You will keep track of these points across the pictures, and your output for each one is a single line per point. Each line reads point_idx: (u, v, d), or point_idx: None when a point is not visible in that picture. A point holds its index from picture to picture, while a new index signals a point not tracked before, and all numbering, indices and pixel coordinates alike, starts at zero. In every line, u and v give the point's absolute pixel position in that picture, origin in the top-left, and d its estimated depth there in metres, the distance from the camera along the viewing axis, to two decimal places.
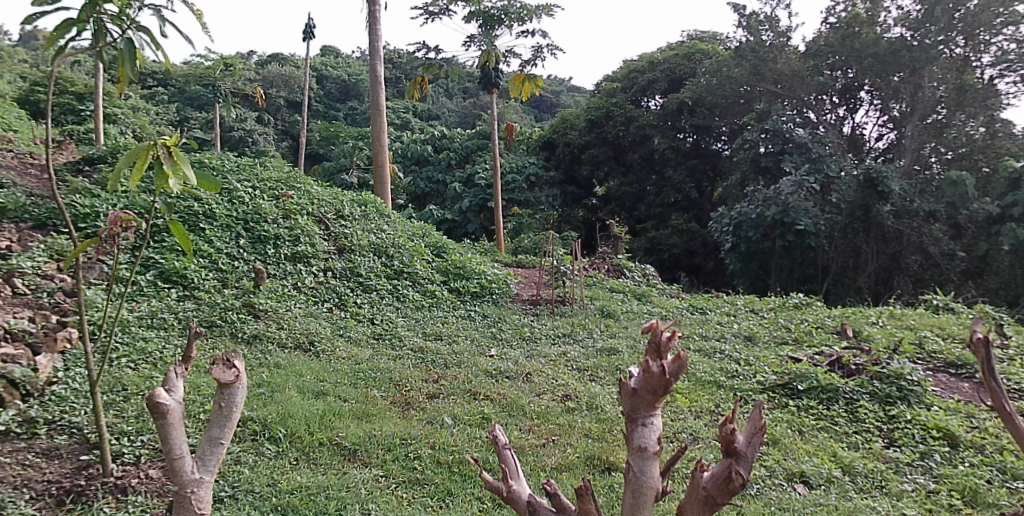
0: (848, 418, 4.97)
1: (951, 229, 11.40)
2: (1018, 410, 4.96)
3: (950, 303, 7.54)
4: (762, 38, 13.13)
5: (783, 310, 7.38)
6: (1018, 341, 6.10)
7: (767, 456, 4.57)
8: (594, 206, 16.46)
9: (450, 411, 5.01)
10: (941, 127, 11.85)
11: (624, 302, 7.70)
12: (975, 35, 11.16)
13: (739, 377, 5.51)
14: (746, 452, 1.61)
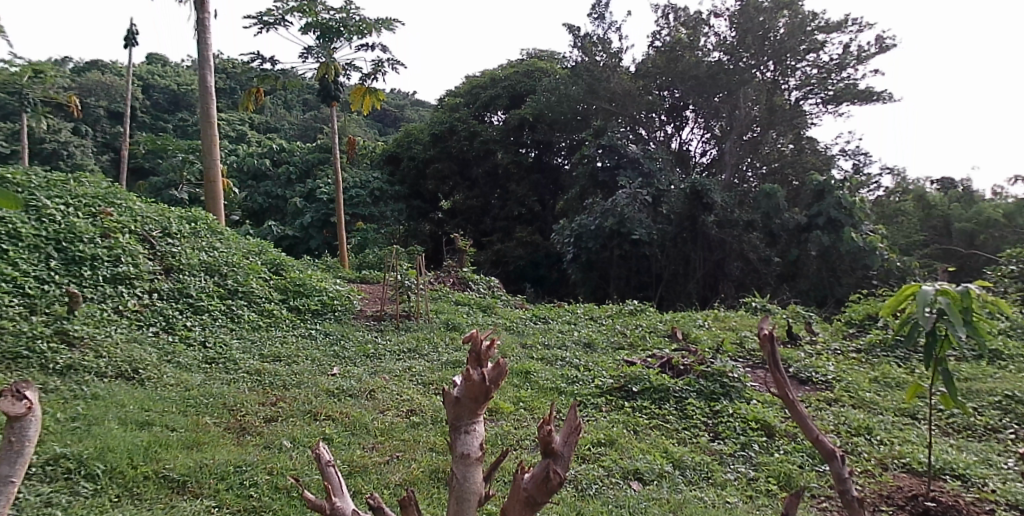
0: (678, 415, 5.26)
1: (767, 237, 12.48)
2: (820, 399, 5.47)
3: (766, 305, 8.23)
4: (596, 59, 13.88)
5: (620, 316, 7.76)
6: (824, 337, 6.74)
7: (605, 456, 4.73)
8: (441, 220, 16.28)
9: (289, 434, 4.79)
10: (756, 143, 13.20)
11: (470, 315, 7.76)
12: (783, 60, 12.78)
13: (579, 381, 5.69)
14: (564, 450, 1.44)
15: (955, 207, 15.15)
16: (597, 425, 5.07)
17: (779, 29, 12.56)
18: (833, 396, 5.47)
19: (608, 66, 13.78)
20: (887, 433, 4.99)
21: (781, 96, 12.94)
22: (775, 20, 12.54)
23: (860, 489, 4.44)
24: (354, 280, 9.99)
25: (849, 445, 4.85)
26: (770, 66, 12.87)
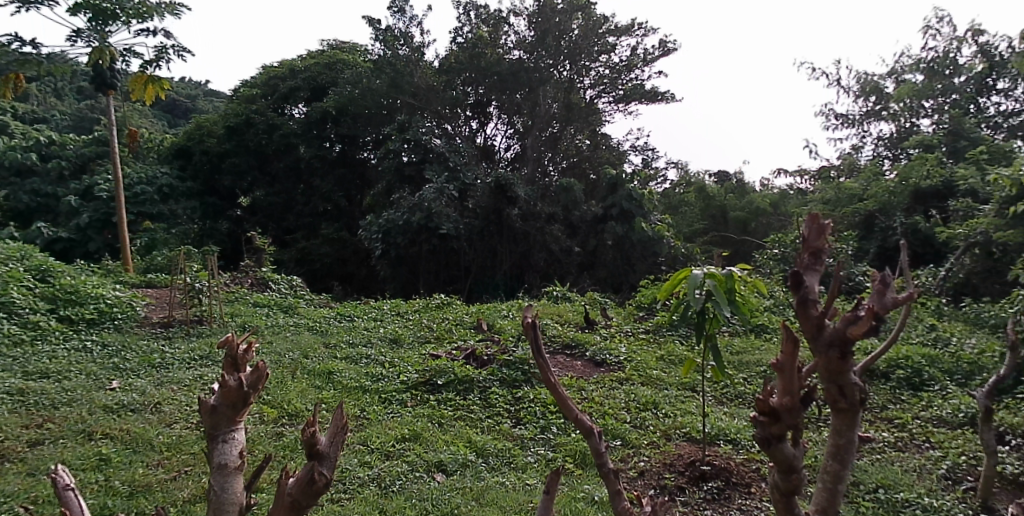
0: (481, 404, 5.38)
1: (567, 228, 13.13)
2: (616, 379, 5.84)
3: (566, 293, 8.66)
4: (399, 52, 13.92)
5: (427, 310, 7.82)
6: (616, 321, 7.23)
7: (409, 452, 4.72)
8: (239, 217, 15.86)
9: (58, 457, 4.32)
10: (555, 139, 14.02)
11: (268, 317, 7.45)
12: (578, 60, 13.60)
13: (383, 379, 5.72)
14: (331, 452, 1.31)
15: (730, 198, 16.37)
16: (401, 421, 5.08)
17: (574, 30, 13.35)
18: (624, 376, 5.85)
19: (410, 60, 13.94)
20: (671, 406, 5.41)
21: (577, 94, 13.81)
22: (569, 21, 13.28)
23: (647, 460, 4.78)
24: (140, 285, 9.31)
25: (638, 420, 5.22)
26: (566, 65, 13.65)
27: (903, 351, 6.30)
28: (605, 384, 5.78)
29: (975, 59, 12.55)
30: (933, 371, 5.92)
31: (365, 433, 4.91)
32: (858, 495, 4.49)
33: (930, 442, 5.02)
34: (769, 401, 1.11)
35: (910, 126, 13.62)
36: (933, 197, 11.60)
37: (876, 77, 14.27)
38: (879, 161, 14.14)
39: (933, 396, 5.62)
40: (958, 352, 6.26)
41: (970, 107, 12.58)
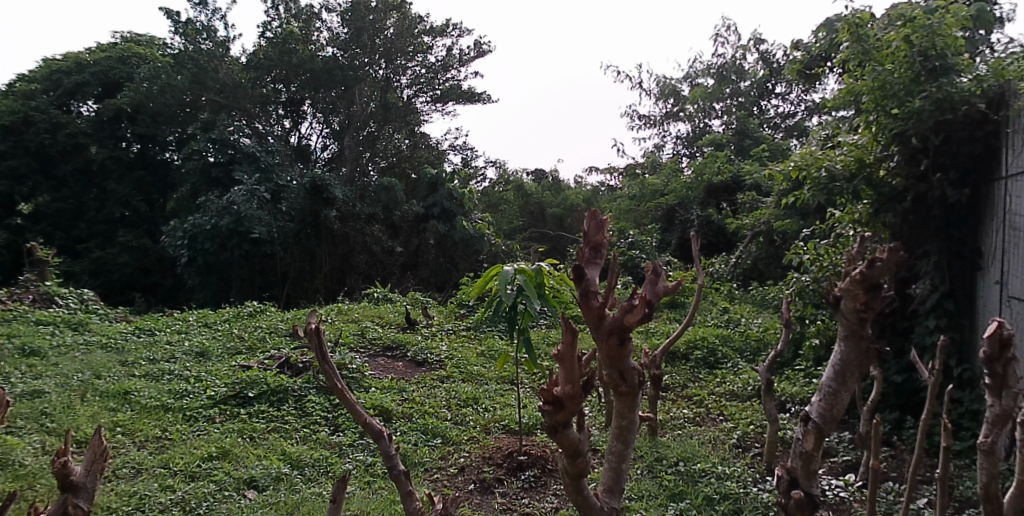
0: (297, 414, 5.28)
1: (388, 229, 13.42)
2: (436, 377, 5.92)
3: (387, 294, 8.83)
4: (201, 47, 13.90)
5: (238, 320, 7.53)
6: (437, 319, 7.42)
7: (217, 470, 4.46)
8: (19, 226, 14.23)
9: None
10: (372, 139, 14.73)
11: (53, 335, 6.77)
12: (394, 59, 14.52)
13: (188, 395, 5.45)
14: (87, 482, 1.39)
15: (546, 195, 17.61)
16: (208, 438, 4.83)
17: (389, 29, 14.28)
18: (445, 373, 5.94)
19: (213, 55, 13.87)
20: (490, 400, 5.56)
21: (393, 93, 14.80)
22: (384, 20, 14.22)
23: (467, 455, 4.85)
24: None
25: (458, 416, 5.32)
26: (382, 64, 14.47)
27: (700, 333, 6.89)
28: (427, 383, 5.86)
29: (757, 66, 14.19)
30: (726, 350, 6.50)
31: (166, 456, 4.57)
32: (662, 469, 4.81)
33: (723, 415, 5.48)
34: (554, 391, 1.20)
35: (703, 126, 14.89)
36: (723, 192, 12.96)
37: (673, 81, 15.59)
38: (677, 158, 15.48)
39: (729, 373, 6.15)
40: (747, 330, 6.96)
41: (753, 109, 14.18)
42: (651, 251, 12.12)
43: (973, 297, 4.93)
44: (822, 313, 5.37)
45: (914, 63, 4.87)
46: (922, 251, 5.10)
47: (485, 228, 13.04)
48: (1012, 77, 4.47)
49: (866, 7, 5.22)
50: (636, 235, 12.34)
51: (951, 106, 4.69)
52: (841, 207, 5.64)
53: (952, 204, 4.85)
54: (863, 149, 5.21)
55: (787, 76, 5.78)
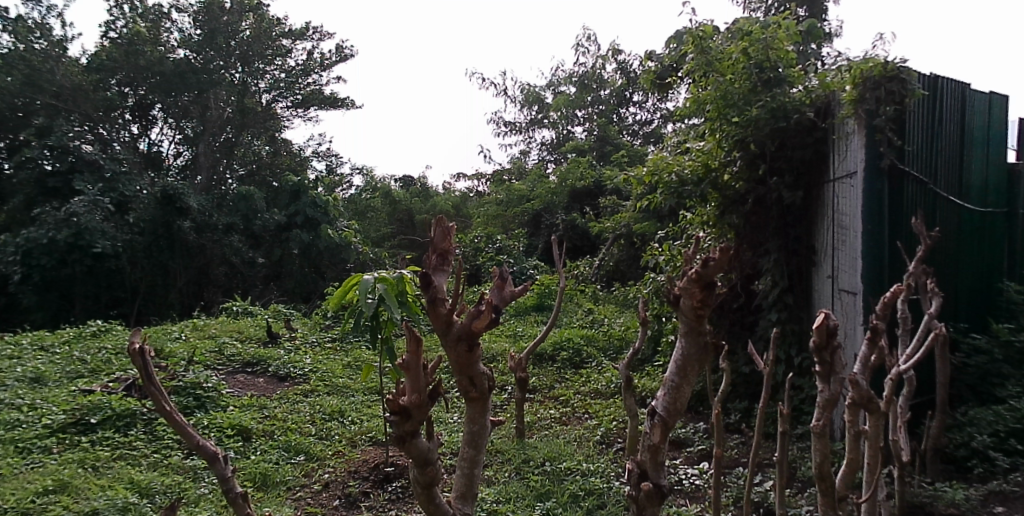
0: (147, 438, 5.03)
1: (250, 239, 13.14)
2: (297, 391, 5.94)
3: (248, 307, 8.70)
4: (34, 46, 13.13)
5: (78, 342, 7.04)
6: (301, 332, 7.52)
7: (54, 505, 4.05)
8: None
9: None
10: (231, 145, 14.74)
11: None
12: (251, 63, 14.73)
13: (20, 426, 5.01)
14: None
15: (415, 202, 17.24)
16: (43, 472, 4.43)
17: (244, 32, 14.55)
18: (308, 387, 5.95)
19: (49, 55, 13.18)
20: (357, 412, 5.57)
21: (251, 98, 14.82)
22: (238, 23, 14.50)
23: (331, 470, 4.73)
24: None
25: (323, 431, 5.26)
26: (238, 68, 14.61)
27: (566, 335, 7.09)
28: (290, 398, 5.85)
29: (615, 76, 15.31)
30: (590, 350, 6.72)
31: None
32: (529, 470, 4.87)
33: (588, 413, 5.64)
34: (400, 403, 1.26)
35: (566, 132, 15.90)
36: (587, 197, 13.58)
37: (536, 89, 16.40)
38: (543, 164, 16.28)
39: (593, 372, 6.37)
40: (609, 330, 7.23)
41: (612, 117, 15.26)
42: (518, 257, 12.67)
43: (809, 291, 5.30)
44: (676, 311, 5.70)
45: (751, 75, 5.19)
46: (764, 249, 5.40)
47: (351, 236, 13.05)
48: (835, 89, 4.90)
49: (709, 21, 5.42)
50: (504, 241, 13.03)
51: (785, 115, 5.05)
52: (691, 210, 5.95)
53: (787, 206, 5.21)
54: (707, 154, 5.52)
55: (642, 86, 6.04)
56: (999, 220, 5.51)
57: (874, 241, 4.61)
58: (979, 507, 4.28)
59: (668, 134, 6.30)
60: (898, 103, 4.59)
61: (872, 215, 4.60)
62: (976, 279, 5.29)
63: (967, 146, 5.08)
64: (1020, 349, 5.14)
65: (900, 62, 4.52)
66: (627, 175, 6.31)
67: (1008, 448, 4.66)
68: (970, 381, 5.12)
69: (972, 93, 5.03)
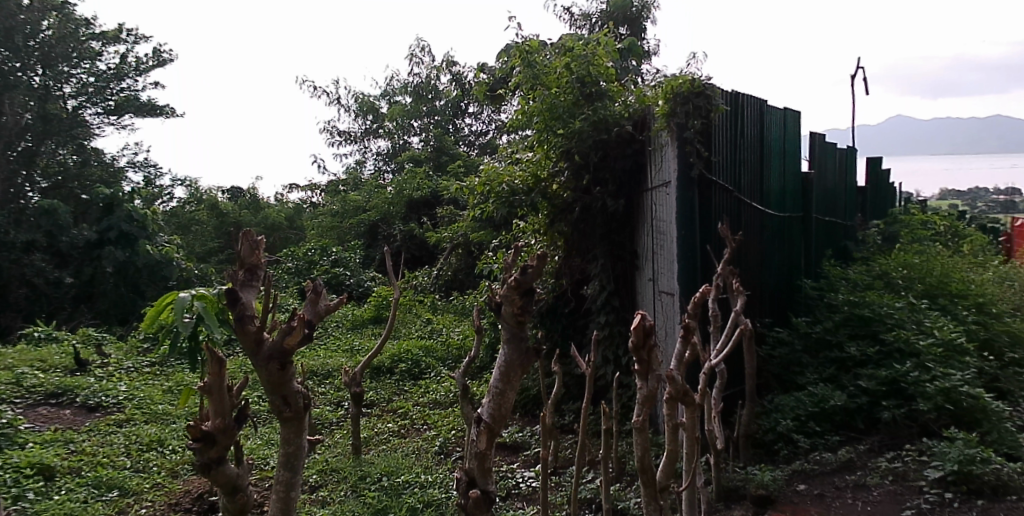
0: None
1: (55, 258, 12.09)
2: (111, 420, 5.57)
3: (52, 332, 7.97)
4: None
5: None
6: (115, 358, 7.06)
7: None
8: None
9: None
10: (32, 155, 13.51)
11: None
12: (54, 66, 13.86)
13: None
14: None
15: (244, 214, 16.27)
16: None
17: (46, 32, 13.51)
18: (123, 417, 5.61)
19: None
20: (178, 440, 5.29)
21: (54, 104, 13.78)
22: (38, 22, 13.37)
23: (149, 504, 4.36)
24: None
25: (140, 463, 4.90)
26: (38, 70, 13.58)
27: (405, 346, 7.06)
28: (101, 430, 5.44)
29: (451, 87, 15.85)
30: (429, 360, 6.75)
31: None
32: (365, 487, 4.74)
33: (427, 424, 5.64)
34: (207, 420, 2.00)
35: (403, 142, 16.19)
36: (424, 207, 13.81)
37: (371, 100, 16.65)
38: (380, 175, 16.45)
39: (434, 383, 6.40)
40: (448, 339, 7.29)
41: (449, 127, 15.80)
42: (355, 268, 12.72)
43: (633, 294, 5.59)
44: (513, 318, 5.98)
45: (574, 89, 5.40)
46: (592, 255, 5.63)
47: (173, 252, 12.21)
48: (650, 104, 5.21)
49: (535, 36, 5.63)
50: (339, 253, 12.94)
51: (606, 127, 5.31)
52: (523, 219, 6.10)
53: (611, 213, 5.45)
54: (535, 165, 5.71)
55: (475, 97, 6.11)
56: (796, 225, 6.11)
57: (687, 245, 4.93)
58: (785, 487, 4.66)
59: (502, 144, 6.46)
60: (704, 117, 4.93)
61: (684, 221, 4.91)
62: (777, 278, 5.80)
63: (766, 157, 5.57)
64: (816, 340, 5.71)
65: (705, 79, 4.88)
66: (460, 184, 6.39)
67: (808, 430, 5.10)
68: (775, 371, 5.60)
69: (768, 109, 5.51)
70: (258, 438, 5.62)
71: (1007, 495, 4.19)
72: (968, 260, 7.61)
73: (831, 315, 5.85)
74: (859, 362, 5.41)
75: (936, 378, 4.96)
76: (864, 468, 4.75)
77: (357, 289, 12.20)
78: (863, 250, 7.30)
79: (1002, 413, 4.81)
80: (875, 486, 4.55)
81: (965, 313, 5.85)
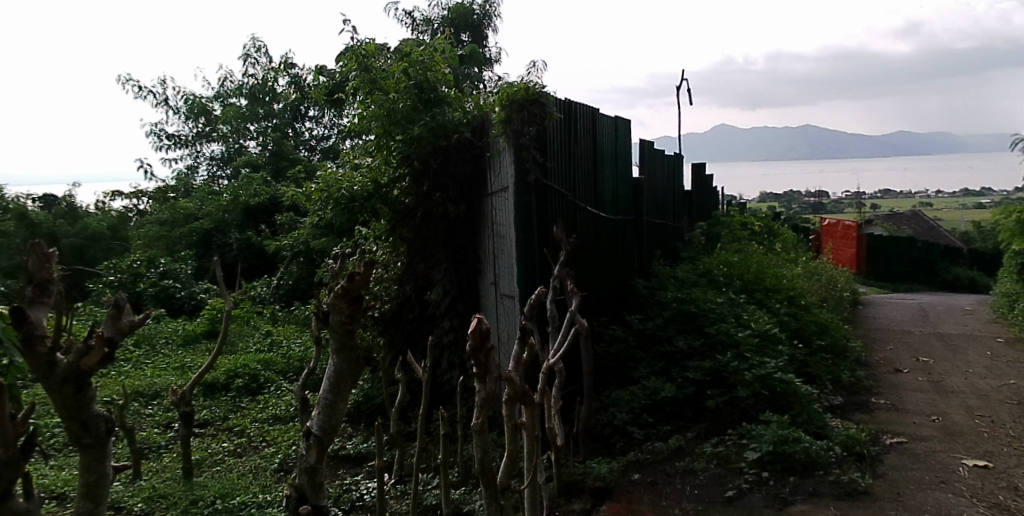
0: None
1: None
2: None
3: None
4: None
5: None
6: None
7: None
8: None
9: None
10: None
11: None
12: None
13: None
14: None
15: (59, 224, 14.93)
16: None
17: None
18: None
19: None
20: None
21: None
22: None
23: None
24: None
25: None
26: None
27: (242, 360, 6.85)
28: None
29: (289, 89, 15.69)
30: (268, 374, 6.60)
31: None
32: (196, 511, 4.44)
33: (266, 441, 5.49)
34: None
35: (238, 146, 15.68)
36: (262, 213, 13.52)
37: (203, 101, 15.94)
38: (213, 182, 15.74)
39: (273, 396, 6.30)
40: (287, 352, 7.21)
41: (288, 131, 15.66)
42: (186, 279, 12.02)
43: (476, 297, 5.64)
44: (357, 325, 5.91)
45: (412, 94, 5.43)
46: (435, 260, 5.58)
47: None
48: (488, 110, 5.32)
49: (371, 40, 5.74)
50: (168, 264, 12.16)
51: (445, 133, 5.35)
52: (366, 225, 6.07)
53: (452, 219, 5.47)
54: (376, 170, 5.69)
55: (314, 98, 6.20)
56: (628, 226, 6.46)
57: (526, 248, 5.03)
58: (621, 478, 4.84)
59: (342, 150, 6.41)
60: (539, 124, 5.06)
61: (522, 225, 5.01)
62: (611, 278, 6.09)
63: (599, 163, 5.84)
64: (648, 335, 6.01)
65: (539, 86, 5.00)
66: (298, 189, 6.29)
67: (642, 422, 5.35)
68: (611, 367, 5.84)
69: (600, 117, 5.77)
70: (71, 470, 5.18)
71: (814, 470, 4.69)
72: (780, 257, 8.42)
73: (661, 311, 6.21)
74: (686, 355, 5.79)
75: (753, 366, 5.42)
76: (692, 454, 5.05)
77: (188, 303, 11.68)
78: (689, 250, 7.86)
79: (809, 395, 5.31)
80: (702, 471, 4.84)
81: (778, 306, 6.50)
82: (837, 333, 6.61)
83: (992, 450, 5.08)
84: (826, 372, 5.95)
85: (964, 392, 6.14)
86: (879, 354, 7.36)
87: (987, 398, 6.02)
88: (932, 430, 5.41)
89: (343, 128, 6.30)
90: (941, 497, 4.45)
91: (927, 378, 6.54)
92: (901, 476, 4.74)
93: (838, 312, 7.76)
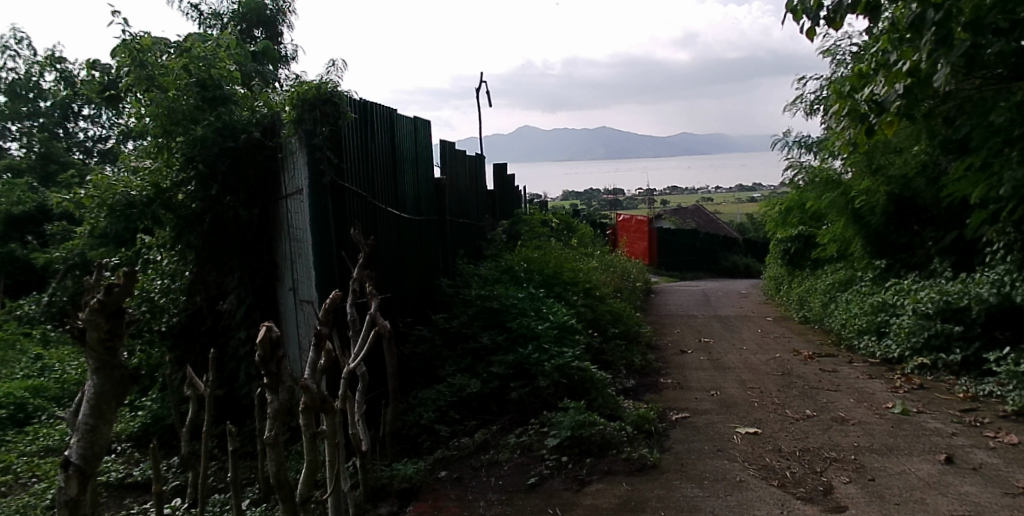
0: None
1: None
2: None
3: None
4: None
5: None
6: None
7: None
8: None
9: None
10: None
11: None
12: None
13: None
14: None
15: None
16: None
17: None
18: None
19: None
20: None
21: None
22: None
23: None
24: None
25: None
26: None
27: (4, 389, 6.21)
28: None
29: (55, 86, 14.32)
30: (38, 402, 6.04)
31: None
32: None
33: (36, 476, 4.94)
34: None
35: None
36: (27, 223, 12.51)
37: None
38: None
39: (44, 426, 5.73)
40: (62, 376, 6.68)
41: (57, 131, 14.47)
42: None
43: (274, 304, 5.45)
44: (140, 342, 5.51)
45: (193, 93, 5.17)
46: (227, 268, 5.33)
47: None
48: (278, 110, 5.12)
49: (147, 33, 5.45)
50: None
51: (232, 134, 5.11)
52: (149, 234, 5.67)
53: (244, 224, 5.25)
54: (156, 174, 5.33)
55: (85, 95, 5.79)
56: (430, 226, 6.59)
57: (323, 251, 4.91)
58: (427, 476, 4.81)
59: (121, 152, 5.97)
60: (332, 123, 4.91)
61: (318, 229, 4.87)
62: (414, 279, 6.15)
63: (398, 165, 5.90)
64: (453, 333, 6.15)
65: (330, 86, 4.85)
66: (65, 196, 5.81)
67: (448, 419, 5.41)
68: (417, 367, 5.89)
69: (397, 118, 5.81)
70: None
71: (608, 450, 4.98)
72: (577, 251, 8.95)
73: (465, 309, 6.39)
74: (490, 350, 5.96)
75: (552, 357, 5.71)
76: (497, 446, 5.15)
77: None
78: (493, 247, 8.18)
79: (604, 381, 5.66)
80: (506, 461, 4.94)
81: (575, 298, 6.93)
82: (627, 321, 7.15)
83: (761, 417, 5.69)
84: (621, 358, 6.43)
85: (738, 367, 6.85)
86: (667, 337, 8.04)
87: (756, 371, 6.75)
88: (710, 403, 5.96)
89: (123, 127, 5.85)
90: (718, 464, 4.89)
91: (708, 357, 7.22)
92: (685, 448, 5.15)
93: (631, 302, 8.44)
